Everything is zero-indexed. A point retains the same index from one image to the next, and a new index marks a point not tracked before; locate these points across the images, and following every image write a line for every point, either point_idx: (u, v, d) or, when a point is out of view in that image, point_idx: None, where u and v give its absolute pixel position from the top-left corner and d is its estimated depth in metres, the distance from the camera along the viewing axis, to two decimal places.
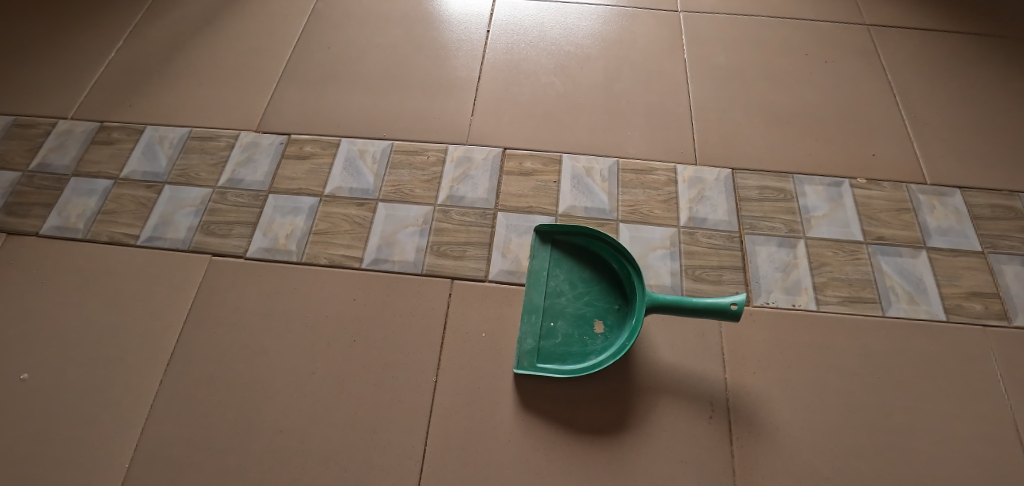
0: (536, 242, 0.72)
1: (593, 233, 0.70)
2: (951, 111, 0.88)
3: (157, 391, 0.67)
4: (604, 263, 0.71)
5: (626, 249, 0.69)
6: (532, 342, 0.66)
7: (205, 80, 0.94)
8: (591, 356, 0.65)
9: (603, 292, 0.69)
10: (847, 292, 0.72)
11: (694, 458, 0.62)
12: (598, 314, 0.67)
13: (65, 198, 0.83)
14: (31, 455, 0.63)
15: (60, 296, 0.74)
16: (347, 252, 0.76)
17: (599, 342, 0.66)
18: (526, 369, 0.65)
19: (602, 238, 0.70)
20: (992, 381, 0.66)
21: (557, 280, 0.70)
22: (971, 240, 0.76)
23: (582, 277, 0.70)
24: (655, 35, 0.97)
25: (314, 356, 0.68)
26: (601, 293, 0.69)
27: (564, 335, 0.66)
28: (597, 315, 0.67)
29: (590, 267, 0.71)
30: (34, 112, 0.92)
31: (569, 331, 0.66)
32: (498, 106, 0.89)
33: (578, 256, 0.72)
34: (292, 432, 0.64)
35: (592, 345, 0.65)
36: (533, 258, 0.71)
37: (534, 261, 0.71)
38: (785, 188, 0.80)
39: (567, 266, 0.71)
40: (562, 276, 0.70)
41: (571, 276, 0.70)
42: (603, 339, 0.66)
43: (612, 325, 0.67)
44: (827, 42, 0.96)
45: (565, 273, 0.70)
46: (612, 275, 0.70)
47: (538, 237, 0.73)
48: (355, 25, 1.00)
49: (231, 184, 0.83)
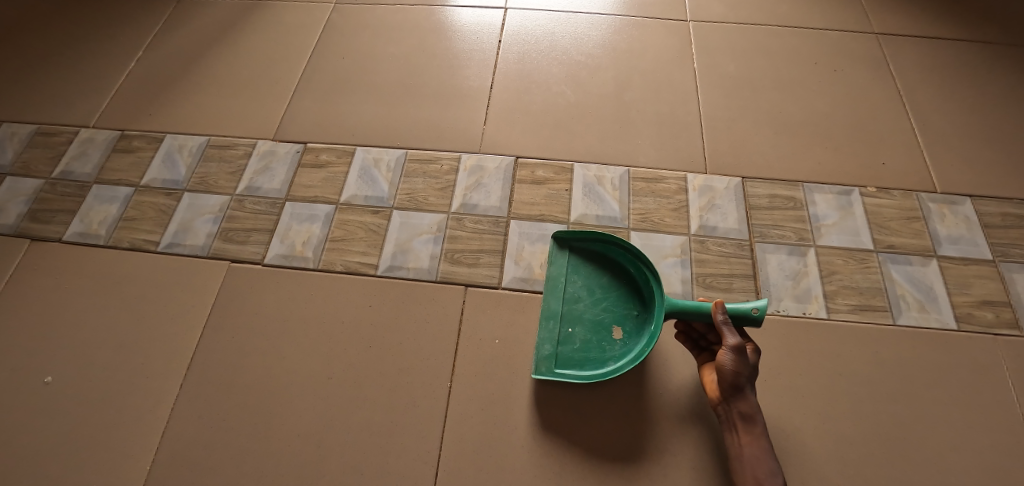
0: (554, 248, 0.72)
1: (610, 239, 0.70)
2: (960, 119, 0.89)
3: (177, 394, 0.69)
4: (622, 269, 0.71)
5: (644, 257, 0.69)
6: (550, 347, 0.65)
7: (222, 90, 0.96)
8: (609, 362, 0.65)
9: (621, 299, 0.69)
10: (857, 300, 0.72)
11: (707, 465, 0.62)
12: (615, 320, 0.68)
13: (88, 204, 0.85)
14: (58, 457, 0.65)
15: (83, 302, 0.76)
16: (363, 259, 0.77)
17: (617, 348, 0.66)
18: (544, 374, 0.64)
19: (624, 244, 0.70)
20: (1004, 390, 0.67)
21: (574, 286, 0.69)
22: (981, 248, 0.77)
23: (599, 284, 0.70)
24: (665, 44, 0.98)
25: (331, 361, 0.70)
26: (619, 299, 0.69)
27: (582, 341, 0.66)
28: (616, 321, 0.68)
29: (607, 274, 0.71)
30: (57, 121, 0.94)
31: (587, 336, 0.66)
32: (510, 115, 0.90)
33: (596, 263, 0.71)
34: (309, 436, 0.65)
35: (610, 351, 0.66)
36: (551, 265, 0.71)
37: (553, 268, 0.70)
38: (795, 196, 0.81)
39: (584, 272, 0.70)
40: (580, 282, 0.70)
41: (589, 283, 0.70)
42: (621, 345, 0.66)
43: (630, 331, 0.67)
44: (836, 51, 0.97)
45: (583, 280, 0.70)
46: (631, 281, 0.70)
47: (555, 243, 0.72)
48: (369, 35, 1.01)
49: (249, 192, 0.85)
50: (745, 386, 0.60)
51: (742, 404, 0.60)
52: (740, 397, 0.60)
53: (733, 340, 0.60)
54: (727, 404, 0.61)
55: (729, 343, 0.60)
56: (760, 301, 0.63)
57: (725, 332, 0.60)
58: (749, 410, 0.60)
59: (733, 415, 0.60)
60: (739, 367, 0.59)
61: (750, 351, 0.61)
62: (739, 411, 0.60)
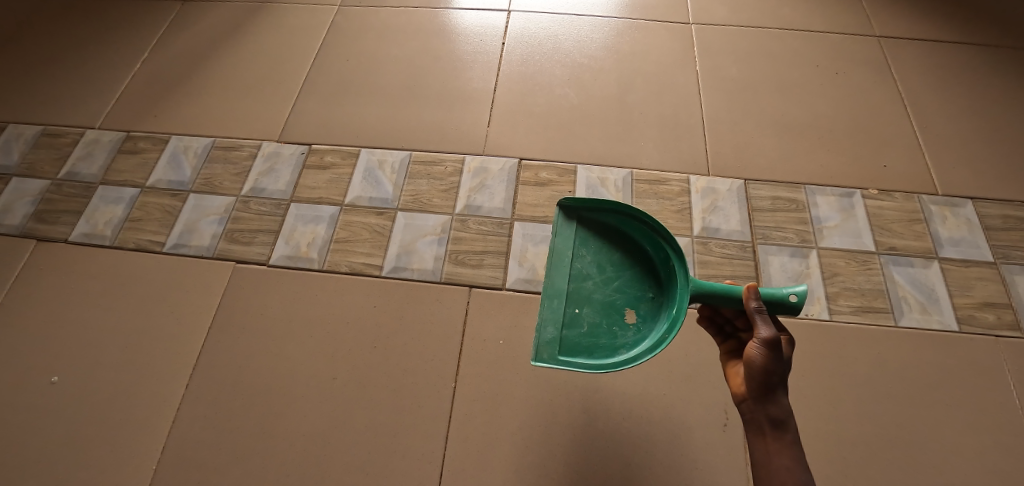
0: (560, 218, 0.61)
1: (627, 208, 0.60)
2: (962, 122, 0.89)
3: (183, 394, 0.69)
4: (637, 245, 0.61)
5: (666, 227, 0.59)
6: (554, 331, 0.55)
7: (227, 91, 0.97)
8: (621, 350, 0.55)
9: (635, 278, 0.59)
10: (859, 302, 0.73)
11: (709, 466, 0.63)
12: (628, 302, 0.58)
13: (94, 205, 0.85)
14: (65, 456, 0.66)
15: (89, 302, 0.77)
16: (368, 260, 0.78)
17: (630, 334, 0.56)
18: (546, 362, 0.53)
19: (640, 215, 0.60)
20: (1006, 392, 0.67)
21: (582, 262, 0.59)
22: (983, 250, 0.77)
23: (611, 259, 0.60)
24: (668, 47, 0.99)
25: (336, 361, 0.70)
26: (633, 278, 0.59)
27: (590, 325, 0.56)
28: (629, 303, 0.58)
29: (619, 249, 0.61)
30: (63, 122, 0.95)
31: (596, 320, 0.57)
32: (513, 117, 0.90)
33: (607, 236, 0.61)
34: (314, 436, 0.66)
35: (622, 338, 0.56)
36: (556, 236, 0.60)
37: (558, 239, 0.60)
38: (797, 198, 0.81)
39: (593, 245, 0.60)
40: (589, 257, 0.59)
41: (599, 258, 0.60)
42: (635, 331, 0.57)
43: (646, 315, 0.58)
44: (838, 53, 0.97)
45: (592, 254, 0.60)
46: (647, 258, 0.60)
47: (561, 212, 0.61)
48: (373, 37, 1.02)
49: (254, 193, 0.85)
50: (778, 387, 0.50)
51: (774, 409, 0.51)
52: (772, 400, 0.51)
53: (766, 332, 0.50)
54: (754, 404, 0.52)
55: (761, 335, 0.50)
56: (800, 286, 0.52)
57: (757, 322, 0.51)
58: (782, 415, 0.50)
59: (762, 418, 0.51)
60: (771, 364, 0.50)
61: (784, 343, 0.53)
62: (769, 416, 0.51)
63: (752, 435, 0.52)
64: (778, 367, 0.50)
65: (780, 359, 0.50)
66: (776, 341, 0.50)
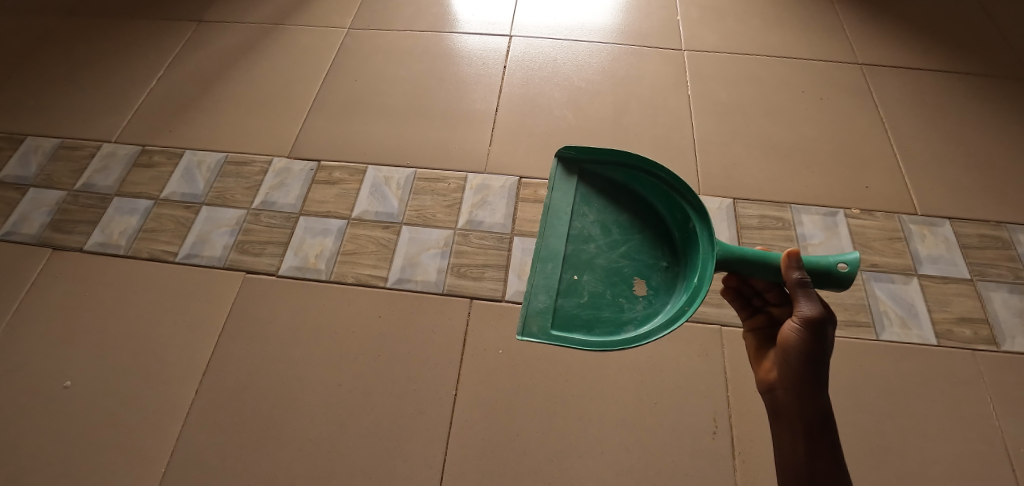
0: (561, 173, 0.61)
1: (637, 165, 0.60)
2: (940, 146, 0.94)
3: (193, 398, 0.72)
4: (643, 209, 0.62)
5: (684, 185, 0.59)
6: (547, 300, 0.54)
7: (240, 109, 1.01)
8: (627, 326, 0.54)
9: (644, 245, 0.60)
10: (842, 316, 0.76)
11: (698, 472, 0.66)
12: (638, 272, 0.58)
13: (109, 216, 0.89)
14: (79, 457, 0.69)
15: (104, 309, 0.80)
16: (373, 272, 0.81)
17: (639, 307, 0.56)
18: (537, 336, 0.52)
19: (648, 173, 0.61)
20: (981, 403, 0.70)
21: (586, 222, 0.60)
22: (960, 268, 0.81)
23: (615, 222, 0.61)
24: (662, 72, 1.03)
25: (342, 368, 0.73)
26: (643, 244, 0.60)
27: (591, 294, 0.56)
28: (638, 273, 0.58)
29: (625, 213, 0.61)
30: (80, 136, 0.99)
31: (597, 289, 0.56)
32: (514, 137, 0.95)
33: (611, 196, 0.62)
34: (320, 440, 0.69)
35: (630, 312, 0.56)
36: (555, 192, 0.60)
37: (557, 196, 0.60)
38: (783, 217, 0.85)
39: (597, 206, 0.61)
40: (592, 217, 0.60)
41: (603, 219, 0.60)
42: (644, 305, 0.56)
43: (657, 286, 0.58)
44: (823, 79, 1.02)
45: (595, 215, 0.60)
46: (653, 227, 0.61)
47: (561, 167, 0.62)
48: (381, 59, 1.07)
49: (265, 206, 0.89)
50: (812, 371, 0.52)
51: (805, 396, 0.52)
52: (804, 385, 0.52)
53: (808, 309, 0.50)
54: (784, 387, 0.54)
55: (801, 312, 0.50)
56: (850, 254, 0.52)
57: (799, 297, 0.51)
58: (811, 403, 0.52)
59: (787, 394, 0.53)
60: (807, 341, 0.51)
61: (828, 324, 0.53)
62: (798, 402, 0.53)
63: (778, 418, 0.55)
64: (813, 350, 0.51)
65: (818, 341, 0.51)
66: (818, 320, 0.50)
